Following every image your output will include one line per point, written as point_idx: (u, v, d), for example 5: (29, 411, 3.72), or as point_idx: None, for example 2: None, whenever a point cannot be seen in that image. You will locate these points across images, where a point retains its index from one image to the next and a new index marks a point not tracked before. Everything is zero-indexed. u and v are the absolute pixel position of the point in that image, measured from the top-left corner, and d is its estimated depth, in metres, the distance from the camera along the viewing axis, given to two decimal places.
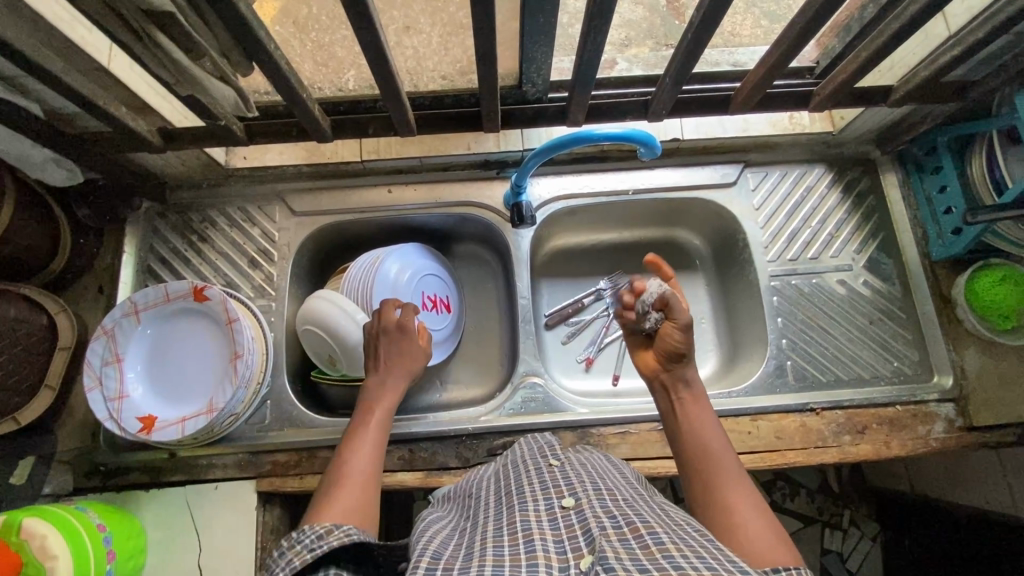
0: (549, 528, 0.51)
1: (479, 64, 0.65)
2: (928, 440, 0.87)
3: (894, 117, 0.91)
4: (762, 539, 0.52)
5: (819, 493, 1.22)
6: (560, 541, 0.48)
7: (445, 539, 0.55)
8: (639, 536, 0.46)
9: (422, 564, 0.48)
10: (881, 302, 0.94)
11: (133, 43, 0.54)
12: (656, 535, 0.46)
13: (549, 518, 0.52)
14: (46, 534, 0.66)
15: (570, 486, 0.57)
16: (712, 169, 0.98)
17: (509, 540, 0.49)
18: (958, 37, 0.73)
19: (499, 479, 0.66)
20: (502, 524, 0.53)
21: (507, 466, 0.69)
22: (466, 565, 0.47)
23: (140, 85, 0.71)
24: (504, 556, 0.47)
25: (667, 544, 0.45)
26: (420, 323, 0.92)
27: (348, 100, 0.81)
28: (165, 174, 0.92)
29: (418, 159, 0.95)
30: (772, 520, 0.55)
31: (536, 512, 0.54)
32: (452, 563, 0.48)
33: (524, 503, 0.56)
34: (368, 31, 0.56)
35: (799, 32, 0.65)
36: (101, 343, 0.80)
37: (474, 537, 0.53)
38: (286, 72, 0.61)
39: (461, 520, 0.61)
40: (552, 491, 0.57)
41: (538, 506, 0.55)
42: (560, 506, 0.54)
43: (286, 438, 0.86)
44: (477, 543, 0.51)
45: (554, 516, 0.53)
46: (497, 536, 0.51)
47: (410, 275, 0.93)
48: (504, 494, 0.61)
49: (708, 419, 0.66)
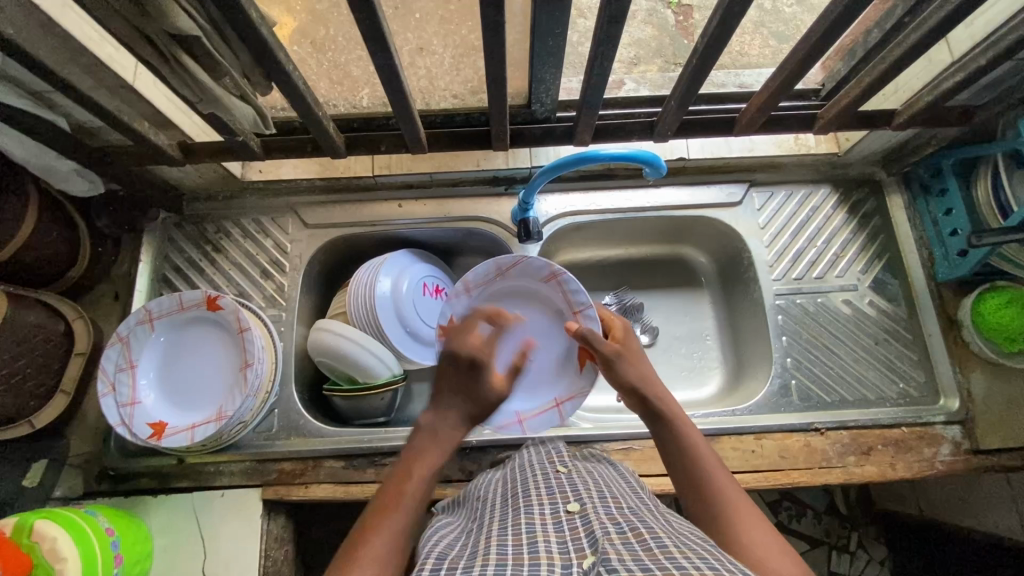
0: (552, 530, 0.51)
1: (490, 85, 0.67)
2: (934, 462, 0.86)
3: (899, 139, 0.92)
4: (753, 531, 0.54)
5: (825, 514, 1.19)
6: (563, 543, 0.49)
7: (452, 541, 0.55)
8: (643, 540, 0.47)
9: (427, 566, 0.48)
10: (887, 322, 0.94)
11: (159, 64, 0.57)
12: (659, 539, 0.47)
13: (554, 521, 0.52)
14: (57, 536, 0.67)
15: (575, 493, 0.58)
16: (718, 188, 0.99)
17: (513, 540, 0.49)
18: (960, 63, 0.74)
19: (504, 483, 0.66)
20: (506, 522, 0.54)
21: (512, 472, 0.69)
22: (470, 564, 0.47)
23: (162, 100, 0.74)
24: (507, 555, 0.47)
25: (670, 547, 0.45)
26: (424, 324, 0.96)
27: (361, 118, 0.85)
28: (183, 185, 0.94)
29: (428, 175, 0.98)
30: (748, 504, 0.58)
31: (540, 515, 0.54)
32: (457, 562, 0.48)
33: (531, 505, 0.56)
34: (383, 53, 0.58)
35: (802, 57, 0.67)
36: (116, 350, 0.82)
37: (479, 538, 0.53)
38: (303, 92, 0.63)
39: (468, 524, 0.60)
40: (557, 496, 0.58)
41: (543, 509, 0.55)
42: (565, 510, 0.54)
43: (292, 447, 0.87)
44: (482, 540, 0.51)
45: (559, 520, 0.53)
46: (501, 534, 0.51)
47: (520, 284, 0.90)
48: (509, 497, 0.60)
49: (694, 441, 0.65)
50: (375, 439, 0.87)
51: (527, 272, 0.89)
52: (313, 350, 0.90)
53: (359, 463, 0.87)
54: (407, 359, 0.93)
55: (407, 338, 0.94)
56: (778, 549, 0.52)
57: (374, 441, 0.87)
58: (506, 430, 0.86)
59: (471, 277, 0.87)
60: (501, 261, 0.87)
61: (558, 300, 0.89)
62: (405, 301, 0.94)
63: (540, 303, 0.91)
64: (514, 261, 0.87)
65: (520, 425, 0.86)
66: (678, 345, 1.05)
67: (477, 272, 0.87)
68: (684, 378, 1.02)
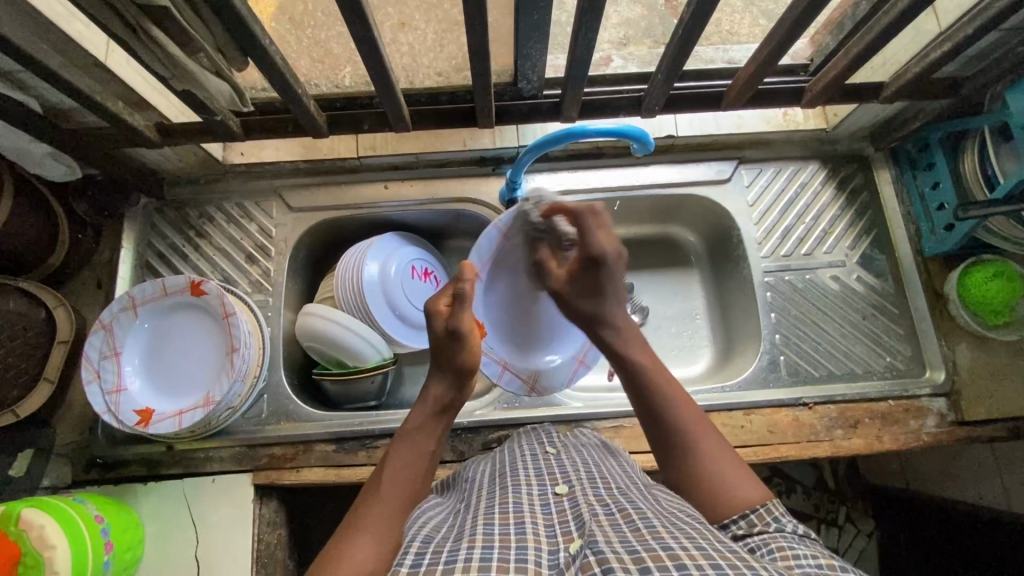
0: (540, 512, 0.51)
1: (473, 59, 0.66)
2: (920, 434, 0.88)
3: (888, 113, 0.91)
4: (711, 460, 0.58)
5: (815, 489, 1.20)
6: (550, 524, 0.49)
7: (440, 522, 0.55)
8: (630, 520, 0.47)
9: (412, 548, 0.48)
10: (874, 297, 0.95)
11: (129, 38, 0.56)
12: (647, 519, 0.47)
13: (541, 502, 0.53)
14: (44, 524, 0.67)
15: (565, 474, 0.58)
16: (706, 166, 0.98)
17: (500, 520, 0.49)
18: (949, 33, 0.73)
19: (492, 464, 0.66)
20: (494, 504, 0.54)
21: (502, 453, 0.69)
22: (456, 545, 0.46)
23: (137, 80, 0.72)
24: (494, 535, 0.47)
25: (658, 528, 0.45)
26: (411, 306, 0.95)
27: (344, 97, 0.81)
28: (163, 170, 0.92)
29: (415, 156, 0.95)
30: (709, 424, 0.61)
31: (529, 496, 0.54)
32: (443, 544, 0.48)
33: (519, 486, 0.56)
34: (362, 26, 0.56)
35: (788, 29, 0.66)
36: (99, 337, 0.81)
37: (467, 519, 0.53)
38: (280, 68, 0.62)
39: (455, 506, 0.60)
40: (546, 478, 0.58)
41: (532, 491, 0.55)
42: (553, 492, 0.55)
43: (282, 432, 0.87)
44: (469, 522, 0.51)
45: (547, 501, 0.53)
46: (489, 513, 0.51)
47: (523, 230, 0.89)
48: (499, 477, 0.60)
49: (640, 356, 0.69)
50: (368, 422, 0.87)
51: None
52: (302, 335, 0.89)
53: (350, 446, 0.86)
54: (394, 341, 0.92)
55: (395, 319, 0.93)
56: (733, 465, 0.58)
57: (364, 424, 0.87)
58: (576, 375, 0.93)
59: (480, 260, 0.86)
60: (498, 227, 0.86)
61: None
62: (394, 284, 0.93)
63: None
64: (509, 218, 0.86)
65: (584, 364, 0.92)
66: (668, 324, 1.05)
67: (483, 248, 0.86)
68: (675, 356, 1.03)
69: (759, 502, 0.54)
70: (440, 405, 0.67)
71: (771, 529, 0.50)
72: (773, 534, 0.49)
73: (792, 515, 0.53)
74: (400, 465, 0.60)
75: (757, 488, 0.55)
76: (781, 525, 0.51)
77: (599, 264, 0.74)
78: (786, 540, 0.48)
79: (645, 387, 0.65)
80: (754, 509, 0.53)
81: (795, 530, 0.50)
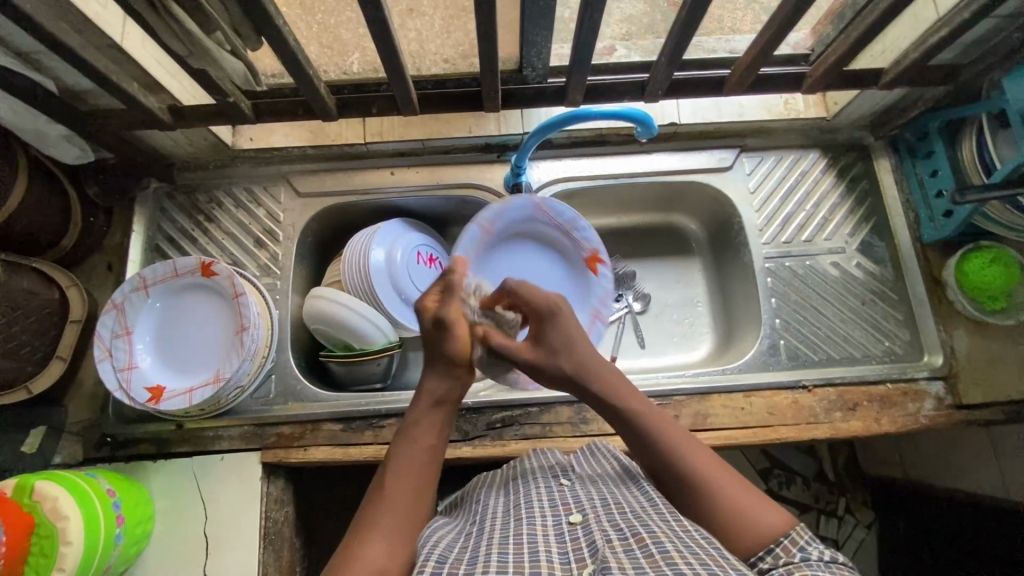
0: (555, 541, 0.52)
1: (481, 42, 0.67)
2: (918, 416, 0.89)
3: (887, 101, 0.92)
4: (730, 495, 0.58)
5: (814, 480, 1.21)
6: (564, 552, 0.50)
7: (452, 542, 0.55)
8: (644, 545, 0.48)
9: (428, 568, 0.49)
10: (873, 283, 0.96)
11: (147, 15, 0.57)
12: (661, 543, 0.48)
13: (556, 532, 0.54)
14: (57, 496, 0.68)
15: (578, 504, 0.59)
16: (708, 153, 1.00)
17: (515, 548, 0.51)
18: (945, 19, 0.74)
19: (506, 493, 0.66)
20: (508, 532, 0.55)
21: (516, 481, 0.70)
22: (472, 569, 0.48)
23: (151, 63, 0.74)
24: (509, 563, 0.48)
25: (670, 552, 0.47)
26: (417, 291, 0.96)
27: (352, 84, 0.84)
28: (173, 154, 0.93)
29: (420, 142, 0.97)
30: (715, 459, 0.62)
31: (543, 526, 0.55)
32: (459, 567, 0.49)
33: (533, 516, 0.57)
34: (373, 5, 0.58)
35: (788, 14, 0.67)
36: (111, 317, 0.82)
37: (481, 542, 0.53)
38: (293, 49, 0.63)
39: (468, 526, 0.61)
40: (560, 508, 0.59)
41: (546, 519, 0.56)
42: (567, 521, 0.56)
43: (290, 412, 0.88)
44: (482, 547, 0.52)
45: (562, 530, 0.54)
46: (503, 542, 0.52)
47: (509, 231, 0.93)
48: (511, 507, 0.61)
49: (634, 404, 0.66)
50: (374, 402, 0.89)
51: (511, 216, 0.92)
52: (308, 317, 0.91)
53: (356, 426, 0.88)
54: (400, 325, 0.94)
55: (401, 305, 0.94)
56: (752, 496, 0.59)
57: (371, 404, 0.89)
58: None
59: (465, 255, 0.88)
60: (480, 224, 0.89)
61: (541, 225, 0.95)
62: (400, 270, 0.94)
63: (525, 235, 0.95)
64: (491, 214, 0.89)
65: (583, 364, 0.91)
66: (670, 312, 1.07)
67: (467, 245, 0.89)
68: (676, 342, 1.05)
69: (783, 531, 0.55)
70: (437, 398, 0.67)
71: (798, 561, 0.52)
72: (796, 566, 0.51)
73: (816, 540, 0.55)
74: (402, 463, 0.61)
75: (779, 515, 0.56)
76: (807, 553, 0.53)
77: (555, 322, 0.71)
78: (812, 569, 0.50)
79: (648, 435, 0.63)
80: (779, 541, 0.54)
81: (821, 556, 0.53)
